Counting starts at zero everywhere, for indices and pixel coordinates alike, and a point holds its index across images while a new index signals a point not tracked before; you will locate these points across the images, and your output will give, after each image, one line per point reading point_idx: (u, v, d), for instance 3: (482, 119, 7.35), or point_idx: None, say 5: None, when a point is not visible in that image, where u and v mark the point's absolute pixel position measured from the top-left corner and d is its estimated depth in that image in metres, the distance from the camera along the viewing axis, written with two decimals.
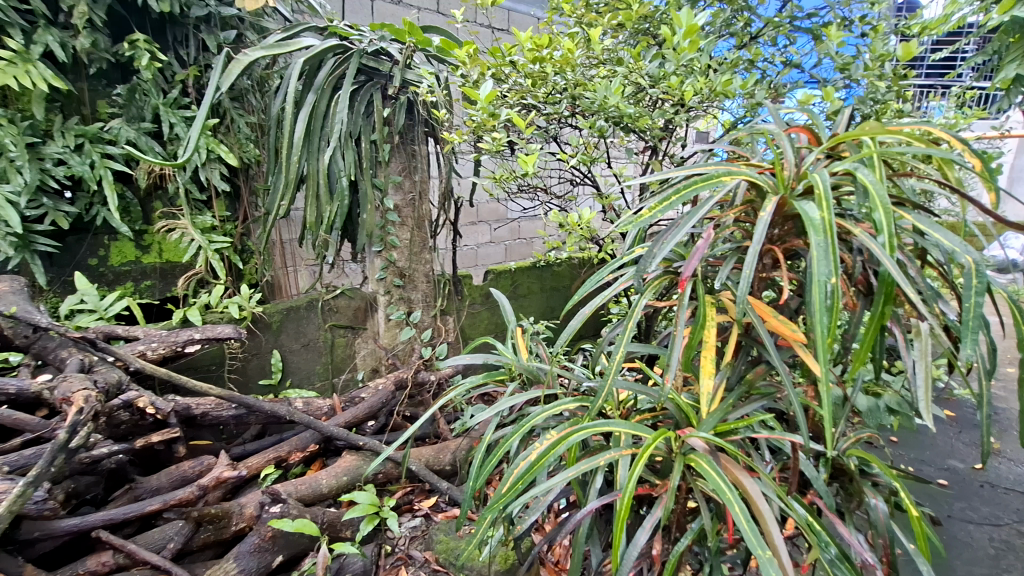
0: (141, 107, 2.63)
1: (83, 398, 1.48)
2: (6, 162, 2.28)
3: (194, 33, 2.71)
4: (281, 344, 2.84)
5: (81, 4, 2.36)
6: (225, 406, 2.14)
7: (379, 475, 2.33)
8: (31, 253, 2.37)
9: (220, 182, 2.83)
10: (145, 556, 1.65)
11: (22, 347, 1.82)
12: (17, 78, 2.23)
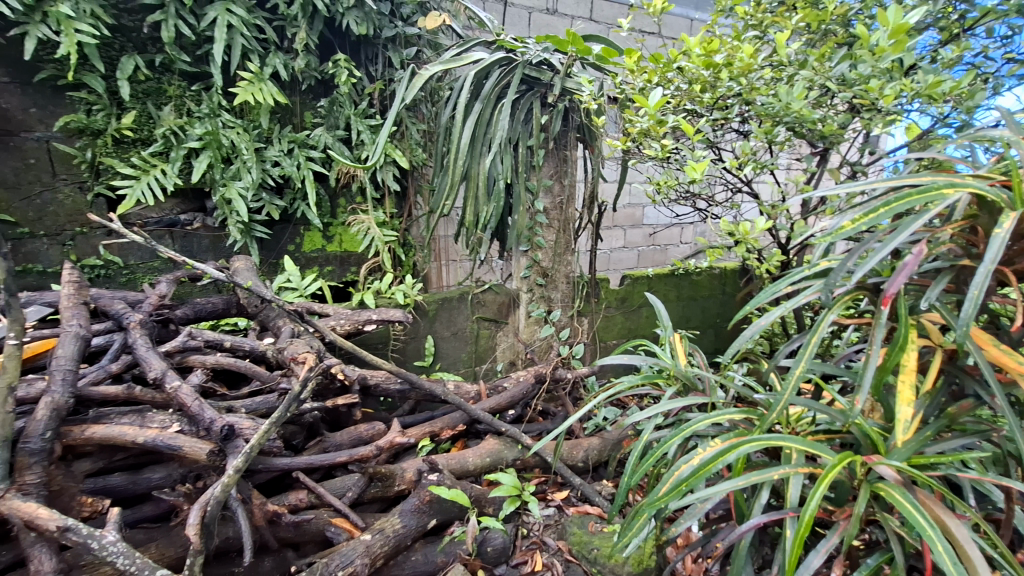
0: (337, 117, 3.06)
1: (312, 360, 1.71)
2: (241, 163, 2.80)
3: (382, 52, 3.09)
4: (435, 331, 3.14)
5: (302, 31, 2.79)
6: (392, 380, 2.42)
7: (518, 461, 2.47)
8: (251, 238, 2.88)
9: (392, 182, 3.20)
10: (330, 499, 1.95)
11: (252, 314, 2.16)
12: (253, 94, 2.72)
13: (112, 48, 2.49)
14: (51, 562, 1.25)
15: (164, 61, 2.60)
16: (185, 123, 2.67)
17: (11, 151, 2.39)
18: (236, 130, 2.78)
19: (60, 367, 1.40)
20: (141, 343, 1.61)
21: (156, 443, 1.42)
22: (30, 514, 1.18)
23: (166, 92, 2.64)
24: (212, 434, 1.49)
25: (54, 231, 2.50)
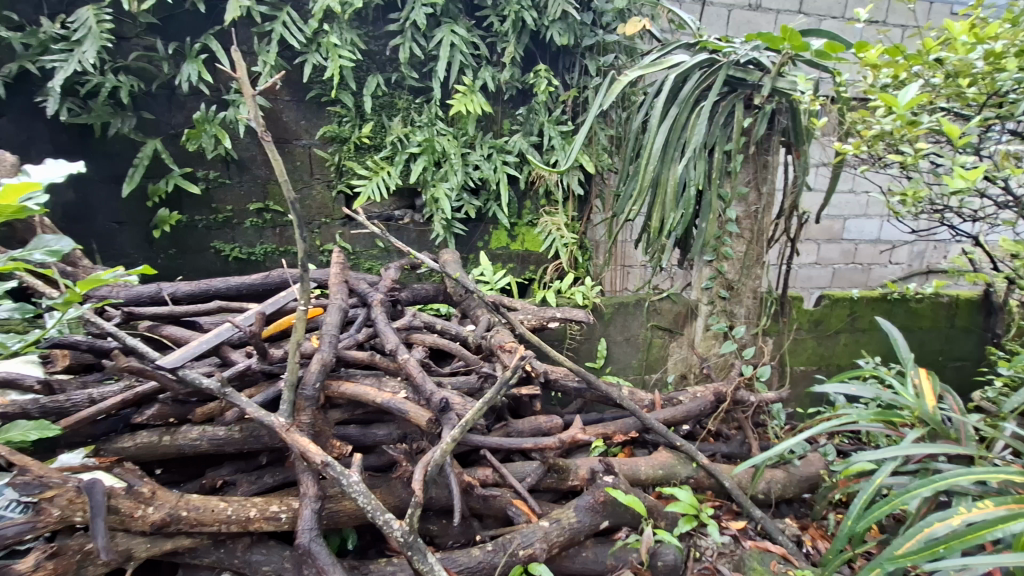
0: (533, 124, 3.25)
1: (516, 351, 1.81)
2: (449, 166, 3.12)
3: (580, 60, 3.19)
4: (609, 334, 3.17)
5: (511, 45, 3.02)
6: (571, 377, 2.48)
7: (692, 480, 2.36)
8: (450, 234, 3.19)
9: (577, 186, 3.30)
10: (512, 481, 2.08)
11: (456, 302, 2.41)
12: (465, 105, 3.02)
13: (361, 70, 2.96)
14: (314, 488, 1.53)
15: (398, 79, 3.02)
16: (409, 132, 3.06)
17: (285, 155, 2.97)
18: (448, 137, 3.11)
19: (328, 331, 1.71)
20: (381, 318, 1.88)
21: (390, 405, 1.64)
22: (305, 447, 1.44)
23: (396, 105, 3.06)
24: (432, 404, 1.68)
25: (307, 220, 3.05)
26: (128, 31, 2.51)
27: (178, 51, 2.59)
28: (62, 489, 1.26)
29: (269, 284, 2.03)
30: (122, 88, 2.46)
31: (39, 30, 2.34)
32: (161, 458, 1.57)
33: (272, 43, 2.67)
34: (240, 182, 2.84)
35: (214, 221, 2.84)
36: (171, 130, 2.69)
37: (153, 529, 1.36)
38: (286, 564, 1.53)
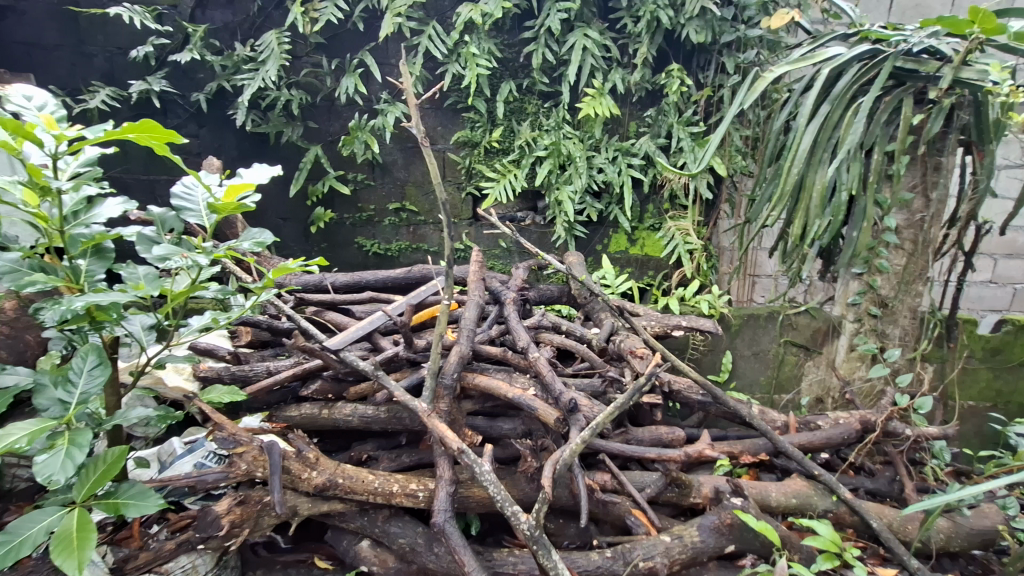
0: (661, 126, 3.16)
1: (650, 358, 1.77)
2: (574, 169, 3.14)
3: (716, 57, 3.06)
4: (735, 347, 3.00)
5: (644, 45, 2.97)
6: (695, 390, 2.36)
7: (830, 514, 2.13)
8: (572, 236, 3.21)
9: (706, 190, 3.15)
10: (631, 491, 2.00)
11: (580, 304, 2.44)
12: (594, 108, 3.02)
13: (496, 77, 3.09)
14: (449, 471, 1.62)
15: (530, 84, 3.10)
16: (537, 136, 3.13)
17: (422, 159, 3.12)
18: (574, 140, 3.14)
19: (466, 325, 1.80)
20: (513, 316, 1.94)
21: (521, 401, 1.69)
22: (444, 433, 1.51)
23: (526, 110, 3.15)
24: (560, 404, 1.69)
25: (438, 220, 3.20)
26: (301, 51, 2.85)
27: (339, 67, 2.88)
28: (248, 446, 1.46)
29: (410, 278, 2.23)
30: (294, 101, 2.80)
31: (234, 53, 2.74)
32: (320, 427, 1.76)
33: (418, 56, 2.87)
34: (383, 183, 3.10)
35: (358, 219, 3.13)
36: (329, 137, 3.02)
37: (315, 491, 1.53)
38: (420, 539, 1.65)
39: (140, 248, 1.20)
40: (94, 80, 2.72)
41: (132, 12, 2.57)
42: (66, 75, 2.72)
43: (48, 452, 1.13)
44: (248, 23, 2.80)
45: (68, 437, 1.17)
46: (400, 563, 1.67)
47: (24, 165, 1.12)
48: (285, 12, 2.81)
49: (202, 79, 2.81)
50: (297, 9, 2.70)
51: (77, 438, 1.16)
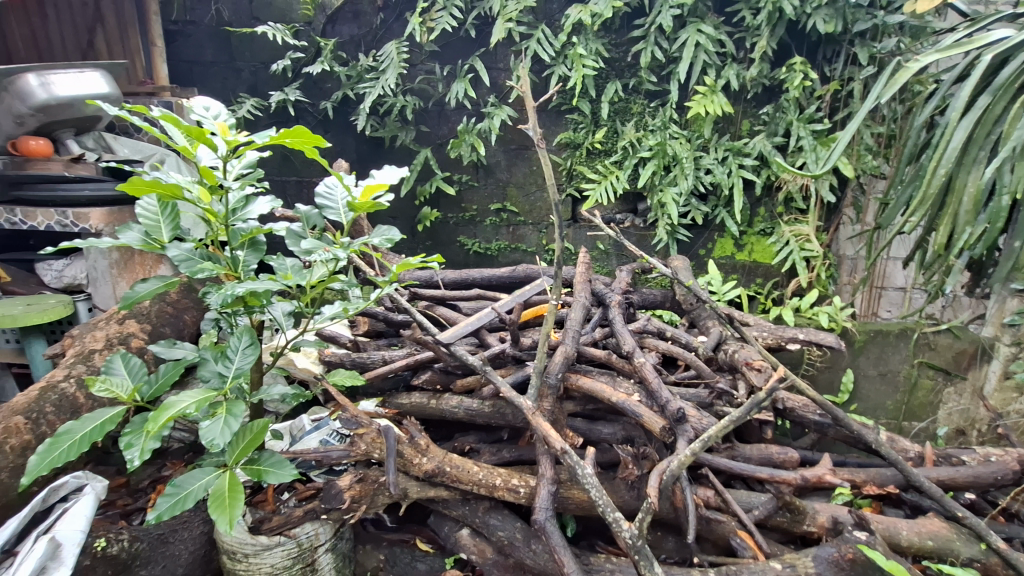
0: (778, 124, 2.95)
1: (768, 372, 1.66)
2: (679, 170, 3.03)
3: (847, 48, 2.80)
4: (858, 366, 2.72)
5: (763, 39, 2.79)
6: (812, 409, 2.15)
7: (977, 564, 1.85)
8: (674, 240, 3.10)
9: (828, 193, 2.89)
10: (737, 511, 1.84)
11: (685, 310, 2.35)
12: (705, 106, 2.89)
13: (602, 78, 3.06)
14: (551, 471, 1.62)
15: (636, 84, 3.04)
16: (642, 136, 3.05)
17: (525, 161, 3.14)
18: (681, 140, 3.03)
19: (571, 326, 1.80)
20: (619, 320, 1.91)
21: (626, 406, 1.65)
22: (548, 432, 1.51)
23: (631, 110, 3.08)
24: (666, 412, 1.63)
25: (537, 220, 3.21)
26: (416, 59, 3.01)
27: (451, 73, 3.01)
28: (367, 428, 1.56)
29: (514, 276, 2.30)
30: (408, 106, 2.97)
31: (358, 63, 2.96)
32: (428, 416, 1.85)
33: (526, 59, 2.90)
34: (485, 184, 3.19)
35: (461, 218, 3.25)
36: (438, 140, 3.16)
37: (425, 476, 1.60)
38: (519, 534, 1.67)
39: (289, 242, 1.34)
40: (241, 92, 3.06)
41: (275, 30, 2.86)
42: (219, 88, 3.08)
43: (210, 419, 1.28)
44: (371, 36, 3.01)
45: (225, 407, 1.32)
46: (498, 555, 1.70)
47: (199, 168, 1.29)
48: (404, 23, 2.98)
49: (329, 88, 3.06)
50: (416, 20, 2.85)
51: (233, 409, 1.31)
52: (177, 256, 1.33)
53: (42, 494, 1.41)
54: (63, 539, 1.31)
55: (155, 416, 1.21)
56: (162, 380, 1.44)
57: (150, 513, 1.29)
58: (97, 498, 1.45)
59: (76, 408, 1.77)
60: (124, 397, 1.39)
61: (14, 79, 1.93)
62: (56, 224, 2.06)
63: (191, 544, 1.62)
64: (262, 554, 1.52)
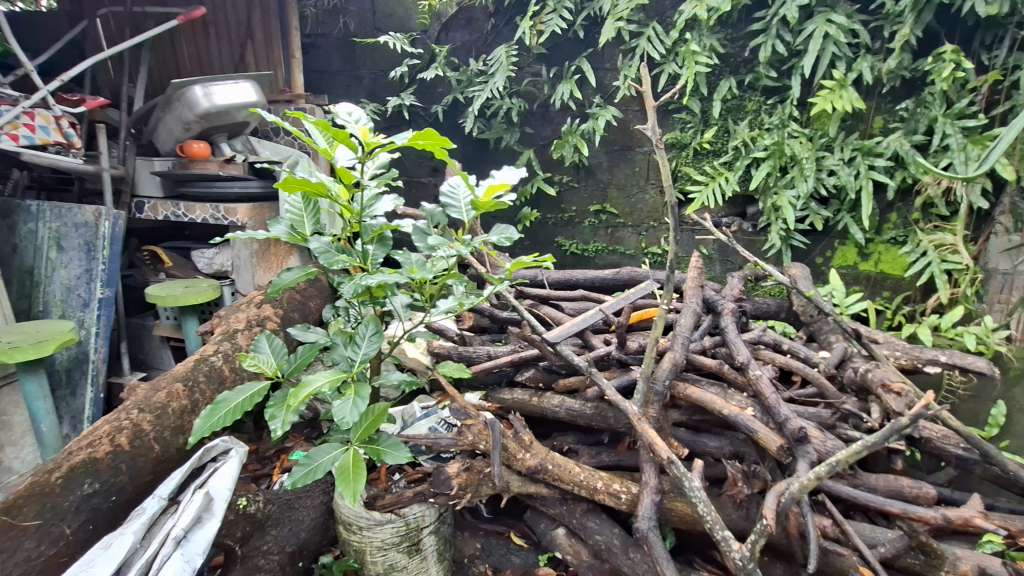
0: (919, 120, 2.63)
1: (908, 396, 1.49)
2: (798, 172, 2.81)
3: (1012, 32, 2.44)
4: (1012, 397, 2.41)
5: (906, 26, 2.52)
6: (953, 441, 1.87)
7: None
8: (788, 246, 2.90)
9: (979, 199, 2.53)
10: (858, 544, 1.63)
11: (803, 323, 2.18)
12: (832, 102, 2.65)
13: (715, 75, 2.93)
14: (655, 480, 1.57)
15: (752, 80, 2.86)
16: (756, 135, 2.88)
17: (627, 161, 3.08)
18: (801, 139, 2.81)
19: (681, 332, 1.75)
20: (733, 329, 1.82)
21: (738, 420, 1.56)
22: (654, 440, 1.47)
23: (745, 108, 2.92)
24: (784, 430, 1.52)
25: (637, 223, 3.14)
26: (524, 62, 3.07)
27: (557, 74, 3.04)
28: (475, 419, 1.62)
29: (619, 278, 2.31)
30: (514, 108, 3.03)
31: (469, 68, 3.08)
32: (529, 413, 1.88)
33: (635, 58, 2.84)
34: (586, 185, 3.17)
35: (560, 219, 3.26)
36: (541, 142, 3.20)
37: (527, 471, 1.62)
38: (617, 540, 1.65)
39: (416, 238, 1.43)
40: (362, 97, 3.32)
41: (395, 39, 3.06)
42: (342, 93, 3.37)
43: (341, 399, 1.39)
44: (482, 41, 3.11)
45: (354, 388, 1.43)
46: (594, 559, 1.69)
47: (338, 168, 1.42)
48: (513, 27, 3.05)
49: (440, 92, 3.21)
50: (526, 23, 2.90)
51: (360, 391, 1.41)
52: (317, 247, 1.46)
53: (197, 453, 1.59)
54: (214, 494, 1.48)
55: (296, 392, 1.34)
56: (299, 360, 1.59)
57: (287, 479, 1.43)
58: (240, 459, 1.61)
59: (222, 378, 2.01)
60: (268, 372, 1.55)
61: (185, 91, 2.23)
62: (210, 218, 2.34)
63: (313, 511, 1.78)
64: (375, 528, 1.63)
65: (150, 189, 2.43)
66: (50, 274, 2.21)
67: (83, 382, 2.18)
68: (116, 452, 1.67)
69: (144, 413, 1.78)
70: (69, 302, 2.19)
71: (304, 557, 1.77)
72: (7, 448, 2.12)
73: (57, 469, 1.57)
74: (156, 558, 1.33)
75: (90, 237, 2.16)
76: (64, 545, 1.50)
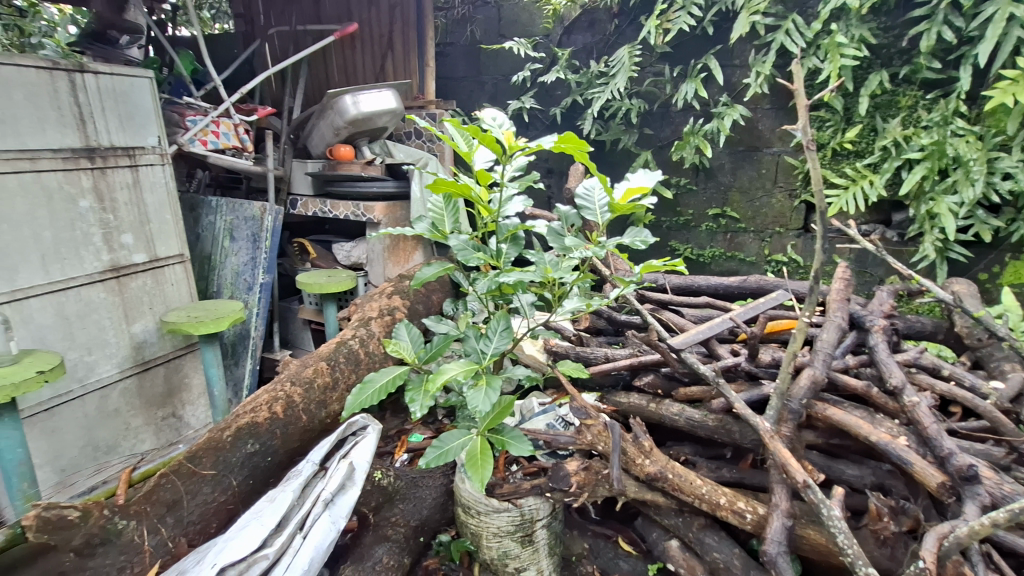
0: None
1: None
2: (962, 175, 2.47)
3: None
4: None
5: None
6: None
7: None
8: (944, 258, 2.58)
9: None
10: None
11: (968, 346, 1.92)
12: (1014, 96, 2.28)
13: (863, 68, 2.66)
14: (786, 502, 1.47)
15: (909, 73, 2.57)
16: (911, 134, 2.57)
17: (752, 163, 2.89)
18: (967, 138, 2.45)
19: (822, 348, 1.63)
20: (885, 350, 1.67)
21: (889, 449, 1.41)
22: (787, 460, 1.38)
23: (898, 104, 2.62)
24: (948, 467, 1.35)
25: (760, 228, 2.95)
26: (647, 62, 3.01)
27: (682, 74, 2.94)
28: (595, 420, 1.63)
29: (745, 287, 2.27)
30: (633, 109, 2.98)
31: (589, 70, 3.08)
32: (647, 419, 1.84)
33: (770, 53, 2.66)
34: (705, 188, 3.03)
35: (675, 222, 3.16)
36: (659, 143, 3.11)
37: (646, 478, 1.60)
38: (737, 560, 1.57)
39: (552, 239, 1.48)
40: (484, 101, 3.47)
41: (520, 44, 3.15)
42: (466, 98, 3.56)
43: (473, 388, 1.47)
44: (604, 42, 3.10)
45: (486, 379, 1.51)
46: None
47: (478, 171, 1.51)
48: (637, 27, 3.00)
49: (559, 95, 3.26)
50: (652, 23, 2.83)
51: (492, 382, 1.49)
52: (457, 245, 1.56)
53: (341, 426, 1.75)
54: (357, 465, 1.64)
55: (435, 378, 1.45)
56: (434, 349, 1.72)
57: (422, 459, 1.55)
58: (376, 435, 1.76)
59: (359, 361, 2.21)
60: (407, 359, 1.69)
61: (338, 100, 2.48)
62: (351, 215, 2.57)
63: (434, 492, 1.89)
64: (492, 515, 1.70)
65: (302, 187, 2.71)
66: (223, 259, 2.57)
67: (244, 355, 2.51)
68: (273, 418, 1.89)
69: (296, 386, 2.00)
70: (237, 284, 2.53)
71: (425, 534, 1.88)
72: (188, 406, 2.51)
73: (228, 428, 1.81)
74: (309, 516, 1.49)
75: (256, 229, 2.48)
76: (231, 494, 1.75)
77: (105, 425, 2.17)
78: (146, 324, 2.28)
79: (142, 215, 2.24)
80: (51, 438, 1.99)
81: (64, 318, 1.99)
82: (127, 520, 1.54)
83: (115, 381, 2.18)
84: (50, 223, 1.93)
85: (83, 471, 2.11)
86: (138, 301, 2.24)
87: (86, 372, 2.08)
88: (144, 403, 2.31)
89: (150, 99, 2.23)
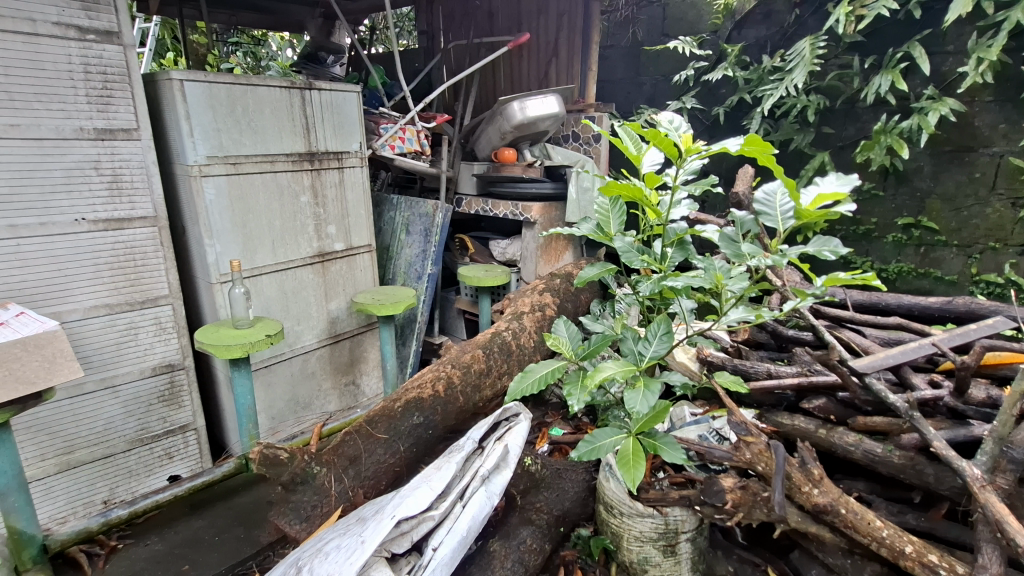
0: None
1: None
2: None
3: None
4: None
5: None
6: None
7: None
8: None
9: None
10: None
11: None
12: None
13: None
14: (997, 566, 1.24)
15: None
16: None
17: (962, 166, 2.46)
18: None
19: None
20: None
21: None
22: (1003, 518, 1.17)
23: None
24: None
25: (966, 243, 2.51)
26: (832, 54, 2.72)
27: (875, 65, 2.60)
28: (756, 439, 1.52)
29: (949, 309, 2.00)
30: (811, 106, 2.71)
31: (762, 65, 2.88)
32: (814, 445, 1.69)
33: (999, 35, 2.23)
34: (895, 195, 2.64)
35: (853, 232, 2.81)
36: (840, 143, 2.77)
37: (813, 509, 1.45)
38: None
39: (723, 244, 1.43)
40: (642, 103, 3.44)
41: (685, 43, 3.07)
42: (623, 100, 3.56)
43: (631, 390, 1.51)
44: (781, 35, 2.87)
45: (643, 382, 1.54)
46: None
47: (648, 173, 1.53)
48: (823, 16, 2.72)
49: (724, 94, 3.09)
50: (843, 10, 2.56)
51: (650, 386, 1.51)
52: (622, 247, 1.57)
53: (497, 410, 1.87)
54: (510, 448, 1.76)
55: (593, 375, 1.49)
56: (592, 347, 1.78)
57: (574, 450, 1.61)
58: (527, 423, 1.86)
59: (510, 352, 2.35)
60: (565, 353, 1.80)
61: (506, 106, 2.64)
62: (510, 214, 2.75)
63: (576, 485, 1.96)
64: (636, 518, 1.70)
65: (468, 187, 2.97)
66: (399, 251, 2.91)
67: (411, 337, 2.83)
68: (436, 396, 2.09)
69: (455, 369, 2.18)
70: (409, 273, 2.86)
71: (566, 524, 1.95)
72: (364, 377, 2.89)
73: (398, 400, 2.03)
74: (468, 487, 1.62)
75: (428, 225, 2.77)
76: (398, 458, 1.97)
77: (304, 385, 2.59)
78: (339, 303, 2.68)
79: (343, 210, 2.62)
80: (268, 389, 2.43)
81: (283, 293, 2.43)
82: (320, 465, 1.82)
83: (313, 349, 2.59)
84: (280, 214, 2.37)
85: (287, 421, 2.54)
86: (335, 284, 2.64)
87: (295, 339, 2.50)
88: (333, 370, 2.71)
89: (356, 110, 2.59)
